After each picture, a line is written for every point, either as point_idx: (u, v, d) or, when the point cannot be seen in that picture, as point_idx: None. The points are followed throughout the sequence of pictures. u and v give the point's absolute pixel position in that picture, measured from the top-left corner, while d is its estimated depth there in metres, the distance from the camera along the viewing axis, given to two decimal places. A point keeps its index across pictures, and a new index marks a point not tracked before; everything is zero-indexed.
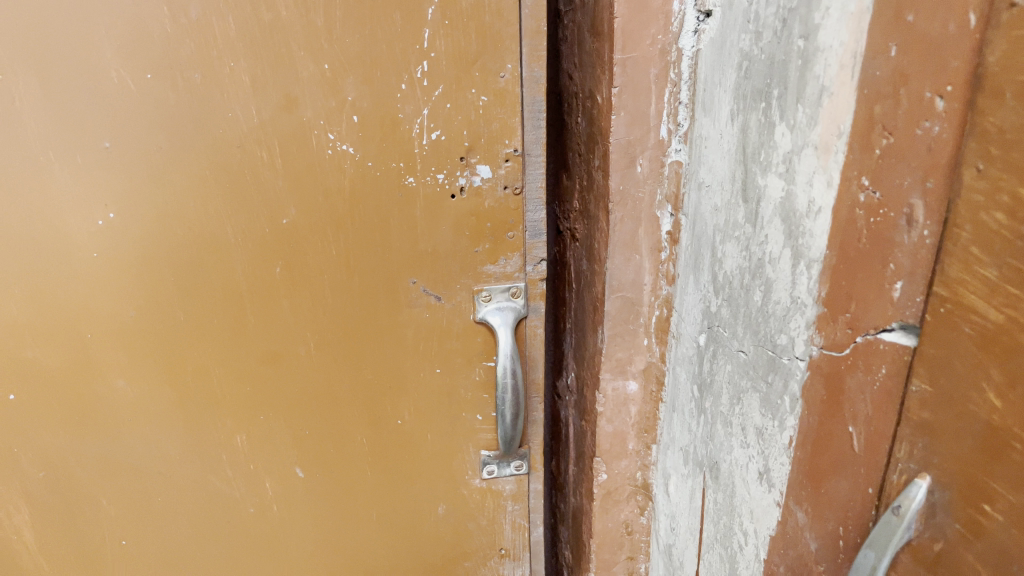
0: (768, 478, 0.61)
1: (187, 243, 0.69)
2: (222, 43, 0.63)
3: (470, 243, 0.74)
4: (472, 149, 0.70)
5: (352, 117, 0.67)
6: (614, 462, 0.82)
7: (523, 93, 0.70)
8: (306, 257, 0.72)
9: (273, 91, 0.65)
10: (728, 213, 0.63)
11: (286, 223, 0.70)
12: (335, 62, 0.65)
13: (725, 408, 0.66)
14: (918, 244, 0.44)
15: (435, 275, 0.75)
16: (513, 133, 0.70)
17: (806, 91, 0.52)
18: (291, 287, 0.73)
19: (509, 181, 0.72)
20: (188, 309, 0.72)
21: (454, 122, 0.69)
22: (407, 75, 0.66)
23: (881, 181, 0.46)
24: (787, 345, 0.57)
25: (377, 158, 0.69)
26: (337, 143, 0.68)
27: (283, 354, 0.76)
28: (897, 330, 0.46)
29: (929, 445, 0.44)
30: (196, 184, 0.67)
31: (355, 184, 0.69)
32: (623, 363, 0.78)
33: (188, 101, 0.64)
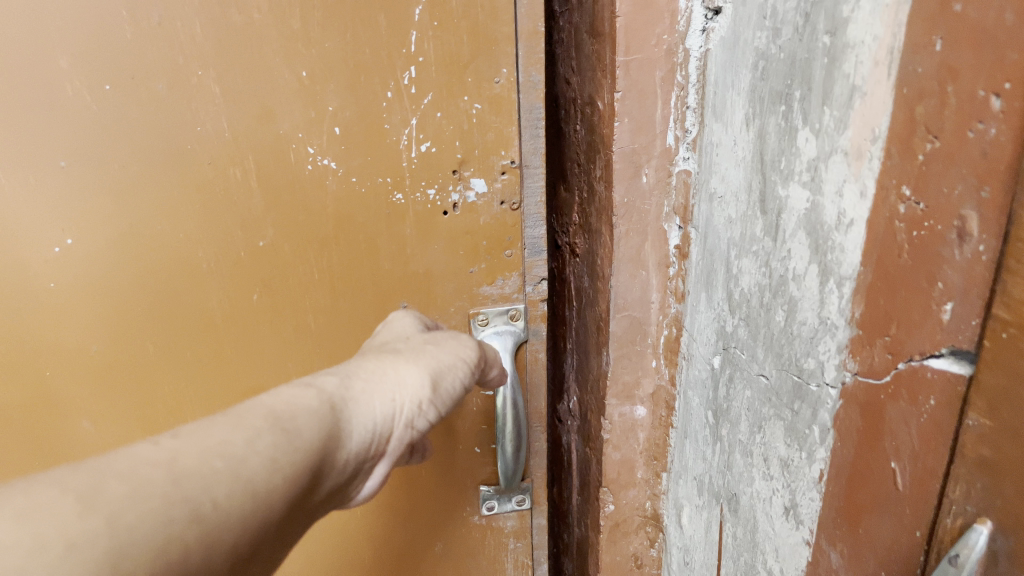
0: (795, 514, 0.56)
1: (156, 270, 0.64)
2: (191, 49, 0.57)
3: (464, 263, 0.69)
4: (465, 161, 0.65)
5: (333, 129, 0.62)
6: (623, 492, 0.77)
7: (520, 100, 0.65)
8: (287, 283, 0.66)
9: (247, 102, 0.59)
10: (744, 225, 0.58)
11: (264, 246, 0.64)
12: (314, 69, 0.59)
13: (744, 436, 0.61)
14: (971, 260, 0.39)
15: (428, 299, 0.70)
16: (508, 144, 0.66)
17: (834, 92, 0.47)
18: (273, 315, 0.67)
19: (506, 195, 0.67)
20: (158, 343, 0.66)
21: (445, 133, 0.64)
22: (392, 81, 0.61)
23: (925, 189, 0.41)
24: (815, 371, 0.52)
25: (362, 172, 0.63)
26: (318, 157, 0.62)
27: (263, 389, 0.70)
28: (947, 356, 0.41)
29: (991, 486, 0.39)
30: (164, 206, 0.62)
31: (338, 201, 0.64)
32: (630, 387, 0.73)
33: (155, 115, 0.59)
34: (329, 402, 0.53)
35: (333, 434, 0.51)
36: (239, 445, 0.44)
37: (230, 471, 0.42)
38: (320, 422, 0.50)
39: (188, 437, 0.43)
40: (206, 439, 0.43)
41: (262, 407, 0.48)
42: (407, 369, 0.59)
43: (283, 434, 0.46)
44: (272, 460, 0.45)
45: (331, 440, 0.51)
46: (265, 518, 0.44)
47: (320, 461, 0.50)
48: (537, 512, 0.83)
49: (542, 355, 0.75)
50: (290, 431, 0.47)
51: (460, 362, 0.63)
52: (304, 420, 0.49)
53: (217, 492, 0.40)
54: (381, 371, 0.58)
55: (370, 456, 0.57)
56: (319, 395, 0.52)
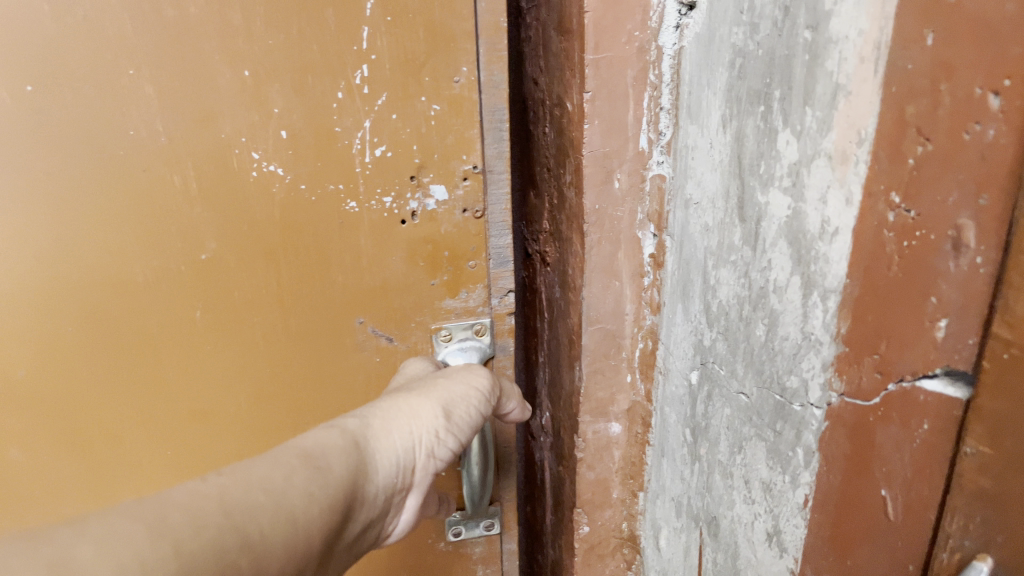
0: (779, 541, 0.52)
1: (91, 287, 0.61)
2: (121, 50, 0.54)
3: (425, 275, 0.67)
4: (424, 166, 0.63)
5: (280, 132, 0.59)
6: (598, 513, 0.73)
7: (481, 100, 0.63)
8: (233, 301, 0.64)
9: (186, 106, 0.57)
10: (721, 234, 0.55)
11: (205, 260, 0.62)
12: (257, 68, 0.57)
13: (724, 457, 0.58)
14: (968, 274, 0.36)
15: (386, 315, 0.68)
16: (469, 147, 0.63)
17: (816, 90, 0.43)
18: (218, 334, 0.65)
19: (468, 203, 0.65)
20: (92, 367, 0.64)
21: (402, 135, 0.61)
22: (343, 81, 0.59)
23: (916, 197, 0.38)
24: (799, 390, 0.48)
25: (312, 179, 0.61)
26: (263, 162, 0.60)
27: (209, 412, 0.68)
28: (941, 377, 0.38)
29: (992, 520, 0.36)
30: (95, 219, 0.59)
31: (286, 210, 0.62)
32: (605, 404, 0.69)
33: (86, 121, 0.56)
34: (352, 440, 0.53)
35: (361, 471, 0.52)
36: (278, 480, 0.45)
37: (275, 506, 0.43)
38: (346, 460, 0.51)
39: (232, 472, 0.44)
40: (249, 474, 0.44)
41: (292, 448, 0.49)
42: (423, 402, 0.60)
43: (316, 470, 0.48)
44: (309, 495, 0.46)
45: (358, 476, 0.51)
46: (308, 552, 0.45)
47: (351, 499, 0.50)
48: (508, 535, 0.79)
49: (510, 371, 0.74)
50: (321, 468, 0.48)
51: (474, 390, 0.63)
52: (331, 459, 0.50)
53: (262, 524, 0.42)
54: (399, 406, 0.59)
55: (399, 492, 0.57)
56: (342, 433, 0.53)
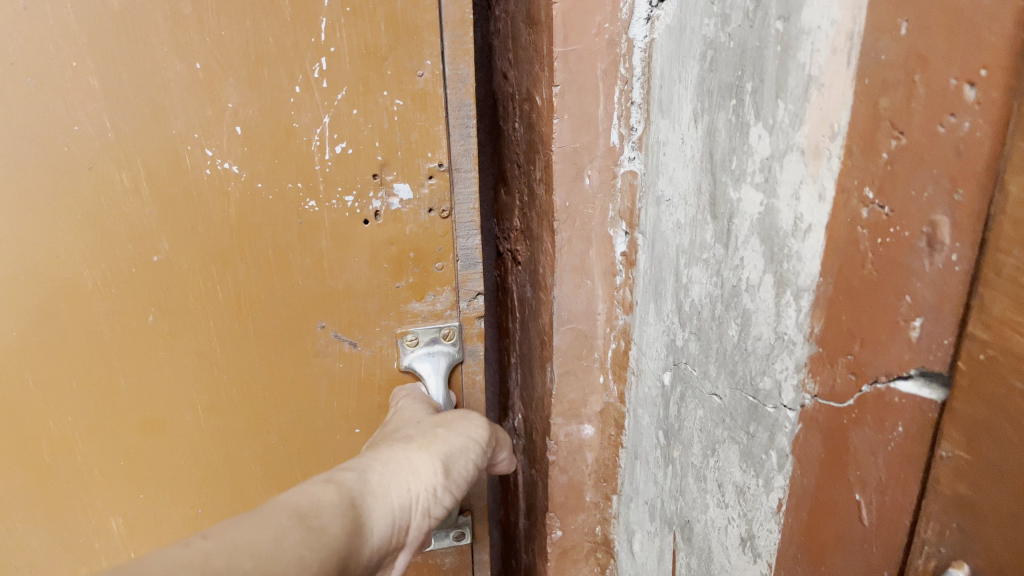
0: (752, 546, 0.51)
1: (39, 288, 0.64)
2: (67, 42, 0.57)
3: (389, 277, 0.70)
4: (387, 164, 0.66)
5: (235, 129, 0.61)
6: (571, 517, 0.71)
7: (447, 95, 0.65)
8: (188, 307, 0.67)
9: (135, 100, 0.59)
10: (693, 231, 0.54)
11: (158, 261, 0.65)
12: (209, 62, 0.59)
13: (697, 460, 0.56)
14: (944, 273, 0.35)
15: (349, 318, 0.71)
16: (434, 145, 0.66)
17: (788, 83, 0.42)
18: (171, 338, 0.68)
19: (434, 202, 0.68)
20: (39, 375, 0.67)
21: (363, 131, 0.64)
22: (301, 75, 0.61)
23: (891, 193, 0.37)
24: (772, 391, 0.47)
25: (268, 177, 0.63)
26: (217, 160, 0.62)
27: (161, 422, 0.71)
28: (916, 378, 0.37)
29: (969, 529, 0.34)
30: (41, 220, 0.62)
31: (240, 209, 0.64)
32: (577, 406, 0.68)
33: (36, 114, 0.58)
34: (348, 496, 0.52)
35: (357, 530, 0.51)
36: (267, 543, 0.43)
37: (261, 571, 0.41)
38: (342, 518, 0.49)
39: (220, 535, 0.42)
40: (236, 538, 0.42)
41: (284, 504, 0.47)
42: (422, 456, 0.59)
43: (311, 531, 0.46)
44: (303, 561, 0.43)
45: (354, 534, 0.50)
46: None
47: (345, 560, 0.49)
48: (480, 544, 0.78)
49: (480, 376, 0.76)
50: (315, 527, 0.46)
51: (472, 444, 0.63)
52: (328, 518, 0.48)
53: None
54: (398, 459, 0.58)
55: (391, 549, 0.56)
56: (339, 488, 0.52)
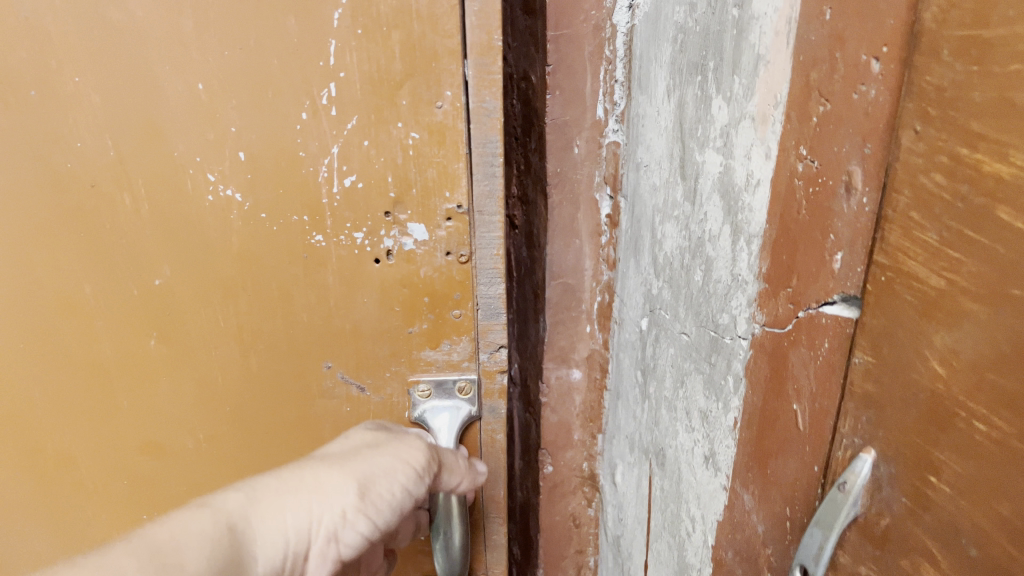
0: (714, 462, 0.59)
1: (41, 301, 0.71)
2: (69, 62, 0.62)
3: (402, 322, 0.74)
4: (399, 201, 0.69)
5: (238, 153, 0.66)
6: (560, 453, 0.80)
7: (470, 130, 0.67)
8: (187, 334, 0.73)
9: (134, 119, 0.65)
10: (666, 192, 0.62)
11: (158, 283, 0.71)
12: (210, 83, 0.64)
13: (669, 392, 0.65)
14: (857, 213, 0.43)
15: (357, 361, 0.76)
16: (453, 185, 0.69)
17: (742, 60, 0.50)
18: (170, 361, 0.74)
19: (452, 245, 0.71)
20: (43, 389, 0.75)
21: (373, 164, 0.67)
22: (309, 101, 0.65)
23: (819, 149, 0.45)
24: (729, 325, 0.56)
25: (271, 208, 0.68)
26: (219, 186, 0.67)
27: (161, 445, 0.78)
28: (839, 303, 0.45)
29: (874, 419, 0.43)
30: (44, 238, 0.69)
31: (243, 237, 0.69)
32: (566, 352, 0.76)
33: (43, 132, 0.65)
34: (226, 524, 0.52)
35: (231, 560, 0.50)
36: None
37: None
38: (210, 551, 0.49)
39: None
40: None
41: (139, 539, 0.46)
42: (333, 477, 0.59)
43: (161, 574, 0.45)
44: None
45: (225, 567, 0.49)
46: None
47: None
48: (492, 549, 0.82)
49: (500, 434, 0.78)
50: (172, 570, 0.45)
51: (400, 465, 0.63)
52: (192, 552, 0.47)
53: None
54: (301, 479, 0.58)
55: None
56: (218, 514, 0.52)
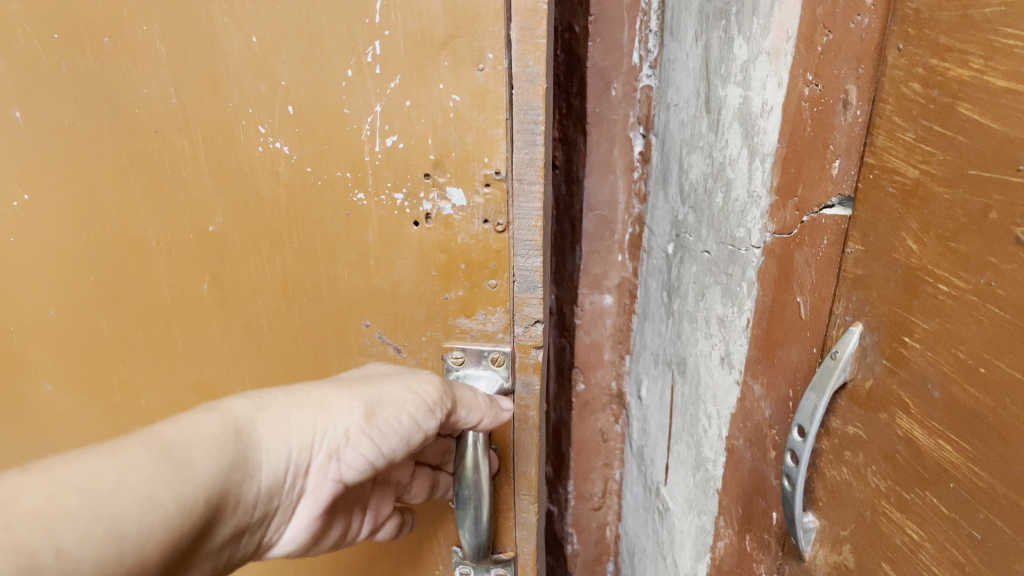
0: (729, 361, 0.68)
1: (109, 241, 0.80)
2: (138, 9, 0.68)
3: (440, 285, 0.75)
4: (440, 164, 0.69)
5: (287, 108, 0.69)
6: (591, 372, 0.90)
7: (512, 93, 0.66)
8: (238, 280, 0.79)
9: (195, 68, 0.69)
10: (693, 126, 0.70)
11: (214, 229, 0.77)
12: (261, 33, 0.66)
13: (691, 306, 0.73)
14: (852, 124, 0.51)
15: (392, 322, 0.78)
16: (492, 151, 0.68)
17: (760, 3, 0.59)
18: (223, 304, 0.81)
19: (490, 214, 0.71)
20: (111, 319, 0.85)
21: (415, 123, 0.68)
22: (355, 57, 0.66)
23: (822, 74, 0.53)
24: (745, 237, 0.64)
25: (317, 162, 0.71)
26: (268, 138, 0.71)
27: (212, 386, 0.87)
28: (837, 205, 0.53)
29: (862, 297, 0.51)
30: (114, 177, 0.77)
31: (290, 190, 0.73)
32: (599, 279, 0.85)
33: (111, 80, 0.72)
34: (233, 429, 0.59)
35: (232, 465, 0.58)
36: (105, 484, 0.49)
37: (89, 510, 0.47)
38: (214, 457, 0.56)
39: (47, 470, 0.49)
40: (64, 473, 0.48)
41: (153, 435, 0.54)
42: (342, 398, 0.65)
43: (171, 465, 0.52)
44: (151, 499, 0.50)
45: (225, 471, 0.57)
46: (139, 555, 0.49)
47: (214, 496, 0.55)
48: (519, 522, 0.87)
49: (532, 412, 0.80)
50: (176, 463, 0.53)
51: (411, 394, 0.67)
52: (197, 454, 0.55)
53: (70, 506, 0.47)
54: (311, 396, 0.65)
55: (290, 482, 0.64)
56: (225, 420, 0.59)
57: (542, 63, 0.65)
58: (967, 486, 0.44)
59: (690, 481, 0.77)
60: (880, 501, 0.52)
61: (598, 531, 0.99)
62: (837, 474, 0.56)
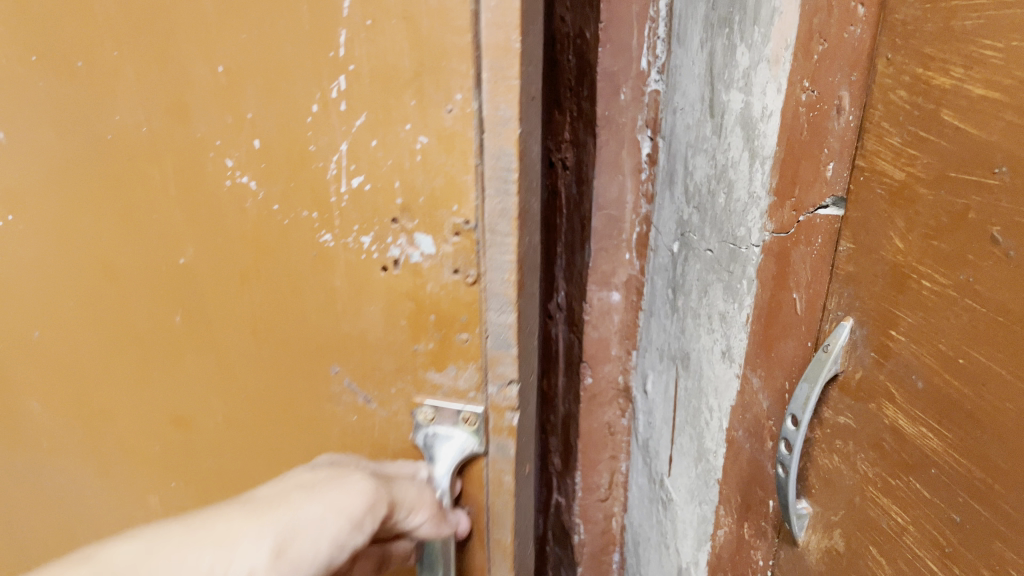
0: (730, 355, 0.71)
1: (89, 268, 0.81)
2: (109, 36, 0.67)
3: (409, 337, 0.70)
4: (407, 210, 0.64)
5: (253, 141, 0.67)
6: (599, 366, 0.92)
7: (483, 138, 0.60)
8: (207, 314, 0.77)
9: (163, 97, 0.68)
10: (698, 129, 0.73)
11: (185, 261, 0.76)
12: (229, 63, 0.64)
13: (695, 302, 0.76)
14: (845, 128, 0.54)
15: (362, 369, 0.73)
16: (461, 198, 0.62)
17: (761, 13, 0.62)
18: (190, 336, 0.79)
19: (459, 264, 0.65)
20: (94, 341, 0.85)
21: (380, 165, 0.63)
22: (320, 93, 0.62)
23: (818, 80, 0.56)
24: (745, 236, 0.67)
25: (283, 201, 0.68)
26: (235, 172, 0.69)
27: (189, 421, 0.85)
28: (831, 205, 0.56)
29: (853, 292, 0.54)
30: (93, 203, 0.77)
31: (257, 226, 0.70)
32: (607, 276, 0.88)
33: (90, 106, 0.72)
34: None
35: None
36: None
37: None
38: None
39: None
40: None
41: None
42: (245, 532, 0.57)
43: None
44: None
45: None
46: None
47: None
48: None
49: (507, 475, 0.72)
50: None
51: (330, 513, 0.60)
52: None
53: None
54: (212, 527, 0.58)
55: None
56: None
57: (515, 106, 0.59)
58: (947, 471, 0.47)
59: (693, 471, 0.80)
60: (868, 487, 0.54)
61: (605, 522, 1.02)
62: (830, 462, 0.58)
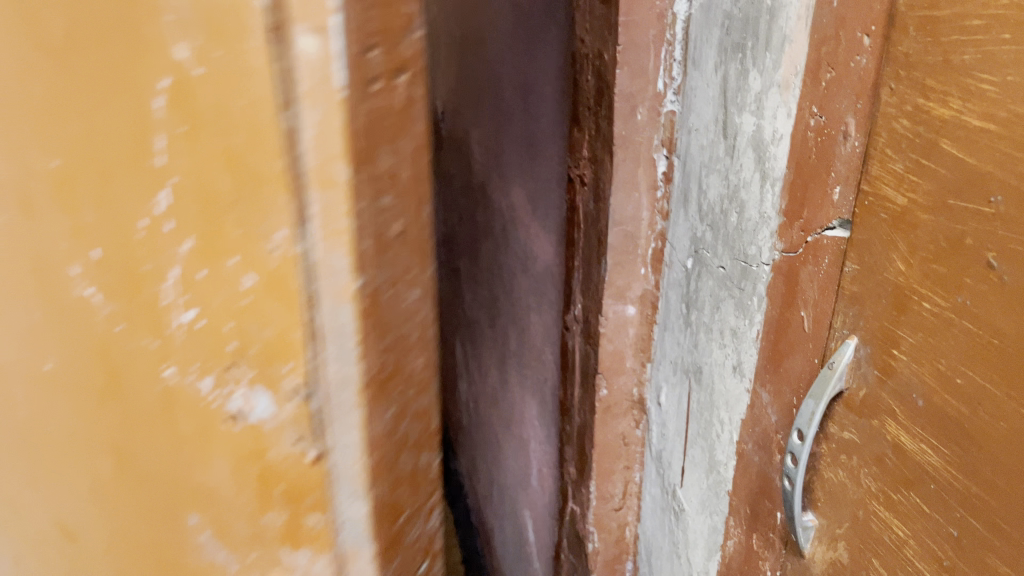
0: (740, 370, 0.73)
1: None
2: None
3: (255, 508, 0.47)
4: (242, 353, 0.44)
5: (90, 251, 0.47)
6: (614, 379, 0.94)
7: (320, 288, 0.41)
8: (50, 427, 0.56)
9: (9, 189, 0.49)
10: (711, 150, 0.75)
11: (48, 370, 0.54)
12: (63, 158, 0.45)
13: (707, 317, 0.78)
14: (851, 154, 0.56)
15: (218, 523, 0.50)
16: (295, 352, 0.42)
17: (773, 40, 0.64)
18: (43, 464, 0.59)
19: (302, 432, 0.44)
20: None
21: (213, 300, 0.44)
22: (143, 209, 0.43)
23: (826, 107, 0.58)
24: (756, 254, 0.69)
25: (126, 319, 0.47)
26: (82, 284, 0.49)
27: (67, 529, 0.60)
28: (837, 227, 0.58)
29: (857, 312, 0.56)
30: None
31: (105, 342, 0.49)
32: (622, 290, 0.89)
33: None
34: None
35: None
36: None
37: None
38: None
39: None
40: None
41: None
42: None
43: None
44: None
45: None
46: None
47: None
48: None
49: None
50: None
51: None
52: None
53: None
54: None
55: None
56: None
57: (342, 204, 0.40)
58: (945, 487, 0.49)
59: (704, 482, 0.82)
60: (871, 501, 0.56)
61: (619, 531, 1.04)
62: (834, 476, 0.60)
